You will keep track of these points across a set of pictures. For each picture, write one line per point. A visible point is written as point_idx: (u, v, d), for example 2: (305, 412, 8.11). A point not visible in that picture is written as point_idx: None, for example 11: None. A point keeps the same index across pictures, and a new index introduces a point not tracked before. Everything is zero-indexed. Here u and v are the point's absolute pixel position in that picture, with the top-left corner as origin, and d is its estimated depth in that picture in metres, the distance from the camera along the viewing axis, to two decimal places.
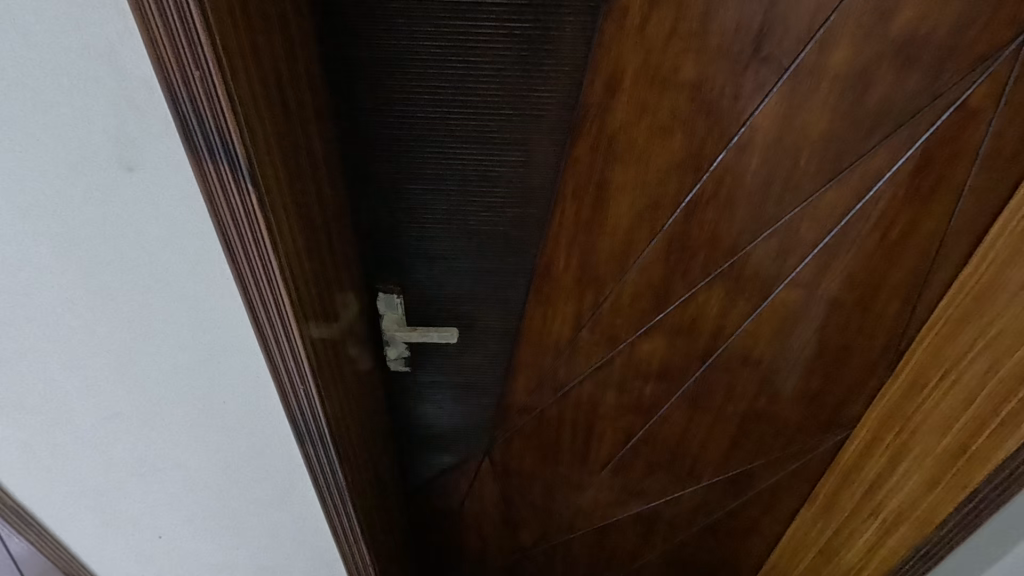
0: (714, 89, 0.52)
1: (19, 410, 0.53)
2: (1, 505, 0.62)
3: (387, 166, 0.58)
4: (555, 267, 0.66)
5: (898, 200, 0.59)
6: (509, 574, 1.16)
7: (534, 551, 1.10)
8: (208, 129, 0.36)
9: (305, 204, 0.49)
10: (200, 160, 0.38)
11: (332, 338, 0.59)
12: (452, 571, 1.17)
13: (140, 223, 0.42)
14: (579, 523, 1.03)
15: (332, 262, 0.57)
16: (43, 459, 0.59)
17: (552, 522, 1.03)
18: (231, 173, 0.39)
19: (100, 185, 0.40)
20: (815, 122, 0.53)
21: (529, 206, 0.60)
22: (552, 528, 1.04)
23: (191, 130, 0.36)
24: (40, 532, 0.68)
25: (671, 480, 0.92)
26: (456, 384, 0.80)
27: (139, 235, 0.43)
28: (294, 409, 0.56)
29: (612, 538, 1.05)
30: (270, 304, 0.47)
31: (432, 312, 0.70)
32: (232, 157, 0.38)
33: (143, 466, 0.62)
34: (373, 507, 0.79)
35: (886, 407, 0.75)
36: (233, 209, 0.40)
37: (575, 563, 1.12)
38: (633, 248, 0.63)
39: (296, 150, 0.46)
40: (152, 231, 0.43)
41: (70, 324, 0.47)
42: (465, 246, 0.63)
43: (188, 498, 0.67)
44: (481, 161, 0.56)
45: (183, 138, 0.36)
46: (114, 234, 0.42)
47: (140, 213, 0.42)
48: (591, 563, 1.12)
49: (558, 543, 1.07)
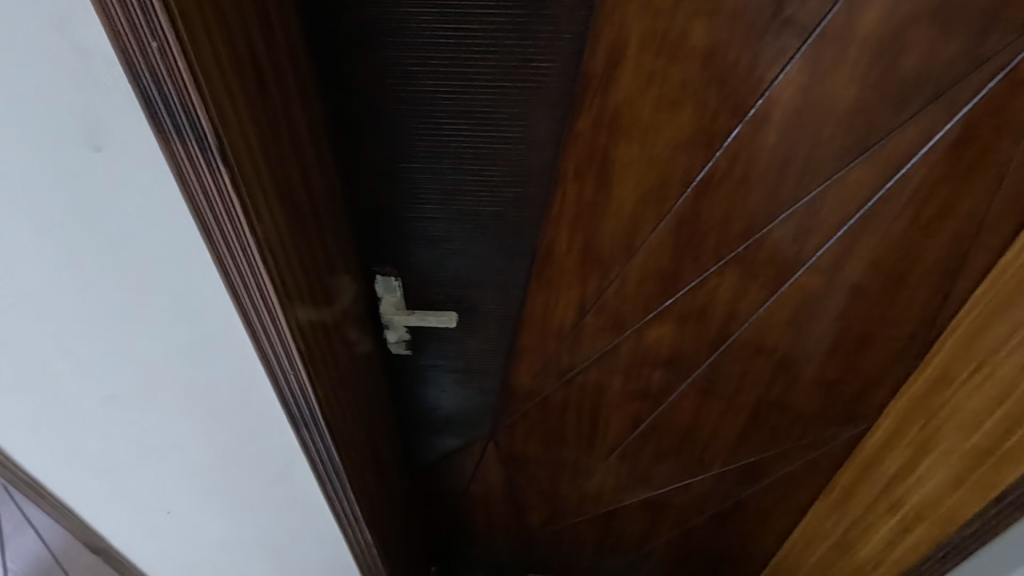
0: (728, 57, 0.47)
1: (19, 390, 0.54)
2: (14, 480, 0.64)
3: (379, 144, 0.55)
4: (555, 250, 0.62)
5: (935, 178, 0.53)
6: (516, 553, 1.17)
7: (541, 532, 1.09)
8: (173, 106, 0.34)
9: (289, 185, 0.47)
10: (168, 139, 0.36)
11: (326, 322, 0.58)
12: (461, 548, 1.18)
13: (116, 205, 0.41)
14: (584, 507, 1.02)
15: (323, 245, 0.55)
16: (48, 437, 0.60)
17: (558, 505, 1.02)
18: (201, 153, 0.37)
19: (72, 167, 0.39)
20: (841, 93, 0.49)
21: (526, 185, 0.56)
22: (558, 511, 1.03)
23: (155, 107, 0.34)
24: (53, 505, 0.70)
25: (680, 468, 0.90)
26: (457, 369, 0.78)
27: (116, 217, 0.42)
28: (286, 393, 0.56)
29: (620, 523, 1.04)
30: (252, 288, 0.45)
31: (430, 296, 0.68)
32: (200, 136, 0.36)
33: (145, 446, 0.62)
34: (372, 487, 0.79)
35: (911, 399, 0.71)
36: (206, 191, 0.38)
37: (583, 545, 1.11)
38: (638, 230, 0.60)
39: (276, 128, 0.44)
40: (129, 213, 0.42)
41: (58, 307, 0.47)
42: (462, 228, 0.61)
43: (191, 476, 0.68)
44: (475, 137, 0.53)
45: (148, 115, 0.35)
46: (91, 216, 0.41)
47: (115, 194, 0.40)
48: (598, 546, 1.11)
49: (564, 525, 1.07)
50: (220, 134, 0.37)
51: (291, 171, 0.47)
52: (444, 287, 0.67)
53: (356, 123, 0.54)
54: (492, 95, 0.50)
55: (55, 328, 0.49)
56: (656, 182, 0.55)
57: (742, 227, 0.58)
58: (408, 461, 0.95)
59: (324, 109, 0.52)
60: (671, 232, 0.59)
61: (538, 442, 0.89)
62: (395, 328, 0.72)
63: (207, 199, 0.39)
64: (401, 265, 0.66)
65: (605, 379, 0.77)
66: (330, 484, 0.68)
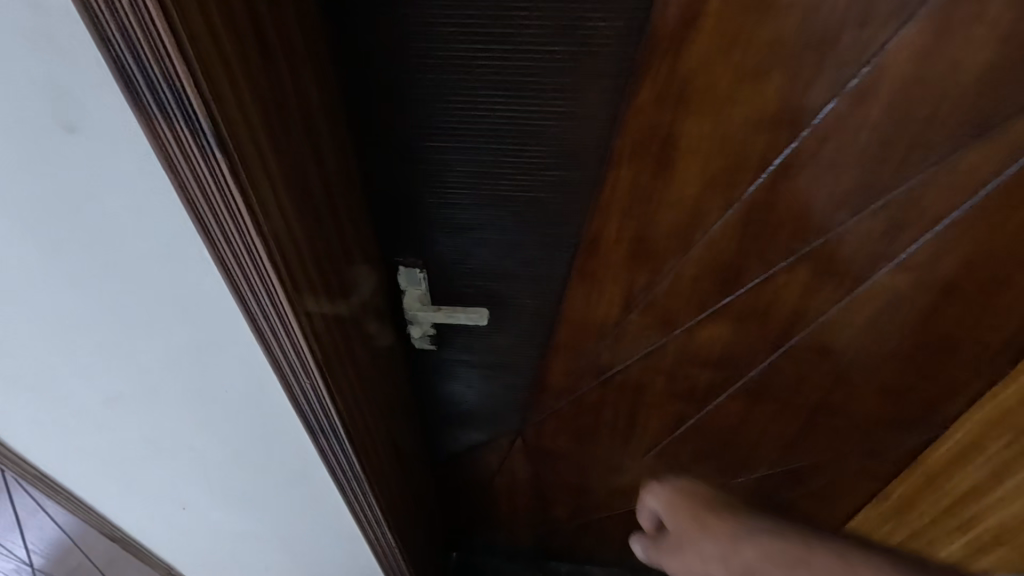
0: (835, 14, 0.38)
1: (15, 390, 0.50)
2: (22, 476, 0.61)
3: (401, 121, 0.48)
4: (601, 243, 0.55)
5: None
6: (539, 541, 1.14)
7: (566, 524, 1.06)
8: (154, 78, 0.28)
9: (299, 170, 0.40)
10: (151, 117, 0.30)
11: (343, 321, 0.52)
12: (482, 534, 1.16)
13: (98, 195, 0.35)
14: (614, 503, 0.97)
15: (339, 235, 0.49)
16: (51, 436, 0.56)
17: (586, 499, 0.98)
18: (192, 136, 0.30)
19: (43, 151, 0.33)
20: (971, 59, 0.39)
21: (570, 170, 0.49)
22: (586, 505, 0.99)
23: (132, 78, 0.28)
24: (66, 499, 0.67)
25: (720, 469, 0.84)
26: (485, 365, 0.72)
27: (100, 208, 0.36)
28: (300, 397, 0.51)
29: (651, 518, 0.99)
30: (260, 291, 0.40)
31: (459, 290, 0.62)
32: (190, 114, 0.30)
33: (154, 446, 0.58)
34: (393, 485, 0.75)
35: (995, 411, 0.63)
36: (200, 180, 0.33)
37: (609, 537, 1.08)
38: (700, 222, 0.52)
39: (281, 103, 0.37)
40: (114, 204, 0.36)
41: (47, 305, 0.42)
42: (495, 215, 0.54)
43: (204, 474, 0.64)
44: (513, 116, 0.45)
45: (125, 88, 0.28)
46: (71, 208, 0.36)
47: (96, 183, 0.34)
48: (625, 538, 1.08)
49: (592, 518, 1.03)
50: (214, 115, 0.30)
51: (300, 156, 0.40)
52: (474, 280, 0.61)
53: (374, 97, 0.46)
54: (535, 67, 0.42)
55: (47, 328, 0.44)
56: (727, 170, 0.47)
57: (821, 220, 0.50)
58: (430, 453, 0.91)
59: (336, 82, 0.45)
60: (738, 226, 0.52)
61: (569, 440, 0.84)
62: (421, 322, 0.65)
63: (204, 190, 0.33)
64: (425, 255, 0.59)
65: (646, 380, 0.71)
66: (348, 484, 0.65)
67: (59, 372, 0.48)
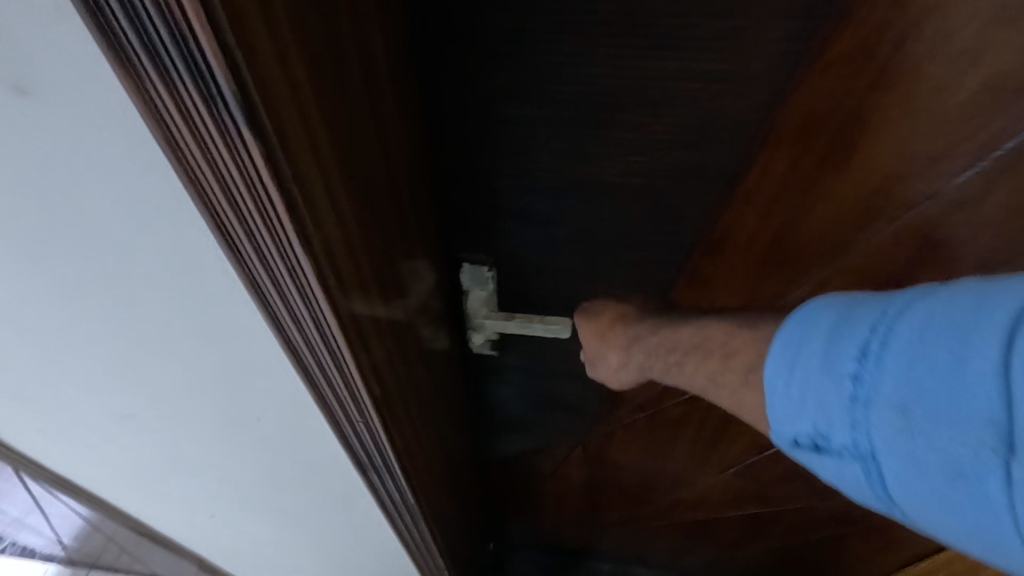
0: None
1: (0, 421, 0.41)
2: None
3: (487, 83, 0.37)
4: (718, 247, 0.44)
5: None
6: (584, 542, 1.06)
7: (618, 531, 0.98)
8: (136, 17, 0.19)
9: (359, 150, 0.31)
10: (137, 81, 0.21)
11: (402, 337, 0.43)
12: (522, 532, 1.09)
13: (93, 185, 0.26)
14: (674, 515, 0.89)
15: (402, 231, 0.39)
16: (52, 462, 0.48)
17: (644, 509, 0.90)
18: (202, 106, 0.21)
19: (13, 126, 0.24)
20: None
21: (696, 157, 0.38)
22: (643, 515, 0.91)
23: (110, 21, 0.19)
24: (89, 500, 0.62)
25: (809, 492, 0.74)
26: (551, 374, 0.63)
27: (99, 202, 0.27)
28: (347, 431, 0.42)
29: (714, 531, 0.91)
30: (306, 319, 0.32)
31: (535, 293, 0.51)
32: (193, 76, 0.20)
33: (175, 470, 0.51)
34: (443, 504, 0.67)
35: None
36: (217, 170, 0.23)
37: (662, 545, 1.00)
38: (852, 221, 0.41)
39: (339, 58, 0.27)
40: (116, 196, 0.27)
41: (39, 323, 0.33)
42: (594, 206, 0.43)
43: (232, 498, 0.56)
44: (631, 86, 0.35)
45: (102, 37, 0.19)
46: (63, 201, 0.27)
47: (87, 169, 0.26)
48: (679, 548, 0.99)
49: (647, 527, 0.95)
50: (247, 92, 0.21)
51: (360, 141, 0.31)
52: (553, 287, 0.50)
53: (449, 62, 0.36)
54: (670, 17, 0.32)
55: (48, 350, 0.35)
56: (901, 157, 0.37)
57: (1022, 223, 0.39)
58: (478, 460, 0.83)
59: (403, 43, 0.35)
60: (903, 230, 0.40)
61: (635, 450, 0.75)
62: (486, 329, 0.54)
63: (233, 198, 0.25)
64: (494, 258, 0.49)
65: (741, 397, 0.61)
66: (399, 518, 0.56)
67: (67, 399, 0.40)
